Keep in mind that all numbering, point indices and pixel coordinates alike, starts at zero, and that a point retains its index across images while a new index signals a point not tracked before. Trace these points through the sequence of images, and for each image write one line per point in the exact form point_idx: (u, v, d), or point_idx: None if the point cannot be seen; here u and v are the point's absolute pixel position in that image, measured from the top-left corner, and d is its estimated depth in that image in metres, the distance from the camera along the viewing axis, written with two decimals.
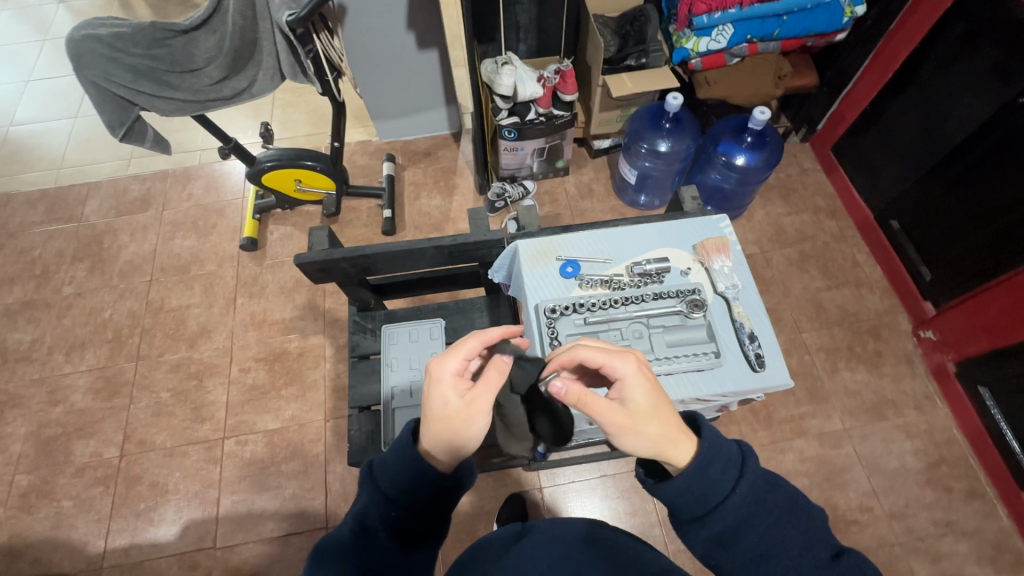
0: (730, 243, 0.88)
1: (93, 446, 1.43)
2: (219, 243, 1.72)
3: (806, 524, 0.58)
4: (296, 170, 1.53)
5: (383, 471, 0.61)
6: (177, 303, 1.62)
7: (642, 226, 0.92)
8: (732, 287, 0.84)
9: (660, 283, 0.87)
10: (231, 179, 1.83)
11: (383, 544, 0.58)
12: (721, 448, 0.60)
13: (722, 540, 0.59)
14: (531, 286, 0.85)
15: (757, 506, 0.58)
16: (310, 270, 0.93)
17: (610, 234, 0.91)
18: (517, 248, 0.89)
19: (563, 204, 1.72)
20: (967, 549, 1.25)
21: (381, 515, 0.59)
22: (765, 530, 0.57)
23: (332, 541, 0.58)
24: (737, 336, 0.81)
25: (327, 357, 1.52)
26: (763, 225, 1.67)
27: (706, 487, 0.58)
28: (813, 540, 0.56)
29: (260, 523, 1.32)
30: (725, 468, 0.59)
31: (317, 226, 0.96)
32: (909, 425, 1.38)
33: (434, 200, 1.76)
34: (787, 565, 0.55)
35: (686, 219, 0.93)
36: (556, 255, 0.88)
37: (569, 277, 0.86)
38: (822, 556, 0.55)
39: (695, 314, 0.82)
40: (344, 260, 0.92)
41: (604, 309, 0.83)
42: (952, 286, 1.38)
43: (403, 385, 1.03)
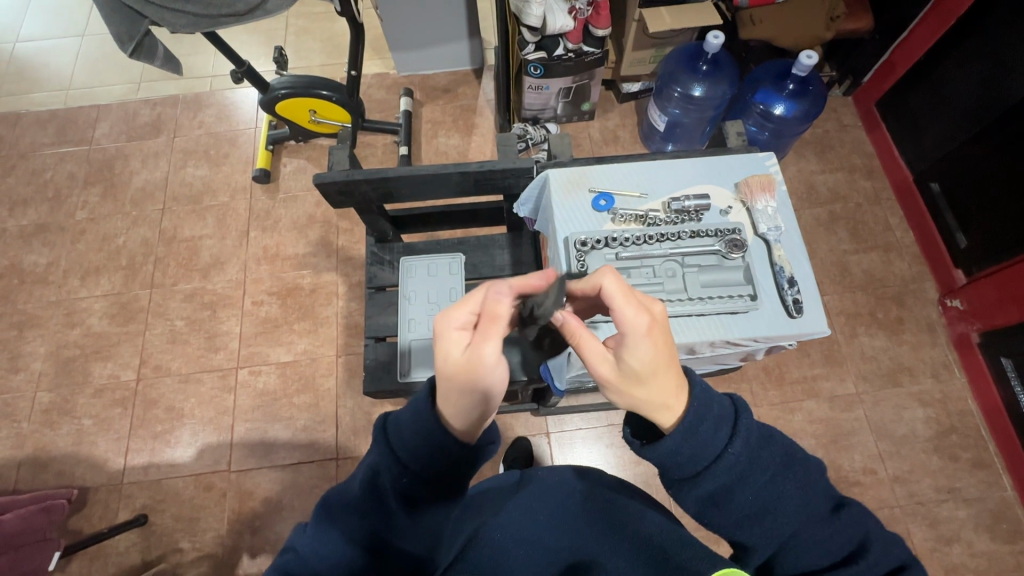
0: (775, 183, 0.83)
1: (110, 369, 1.46)
2: (231, 174, 1.68)
3: (803, 480, 0.56)
4: (311, 100, 1.47)
5: (397, 431, 0.58)
6: (190, 233, 1.61)
7: (682, 161, 0.87)
8: (774, 229, 0.80)
9: (698, 222, 0.83)
10: (243, 108, 1.77)
11: (393, 508, 0.57)
12: (712, 405, 0.57)
13: (714, 500, 0.56)
14: (562, 218, 0.82)
15: (752, 463, 0.56)
16: (329, 192, 0.90)
17: (647, 168, 0.87)
18: (548, 178, 0.85)
19: (586, 150, 1.65)
20: (966, 516, 1.26)
21: (392, 478, 0.57)
22: (758, 490, 0.55)
23: (343, 498, 0.58)
24: (775, 281, 0.78)
25: (340, 294, 1.51)
26: (794, 182, 1.60)
27: (696, 447, 0.55)
28: (812, 495, 0.56)
29: (273, 451, 1.36)
30: (716, 427, 0.56)
31: (338, 147, 0.92)
32: (922, 393, 1.36)
33: (452, 139, 1.70)
34: (785, 521, 0.55)
35: (729, 156, 0.88)
36: (589, 187, 0.84)
37: (601, 210, 0.82)
38: (820, 509, 0.56)
39: (734, 255, 0.78)
40: (364, 183, 0.88)
41: (637, 245, 0.79)
42: (988, 254, 1.32)
43: (420, 319, 1.02)
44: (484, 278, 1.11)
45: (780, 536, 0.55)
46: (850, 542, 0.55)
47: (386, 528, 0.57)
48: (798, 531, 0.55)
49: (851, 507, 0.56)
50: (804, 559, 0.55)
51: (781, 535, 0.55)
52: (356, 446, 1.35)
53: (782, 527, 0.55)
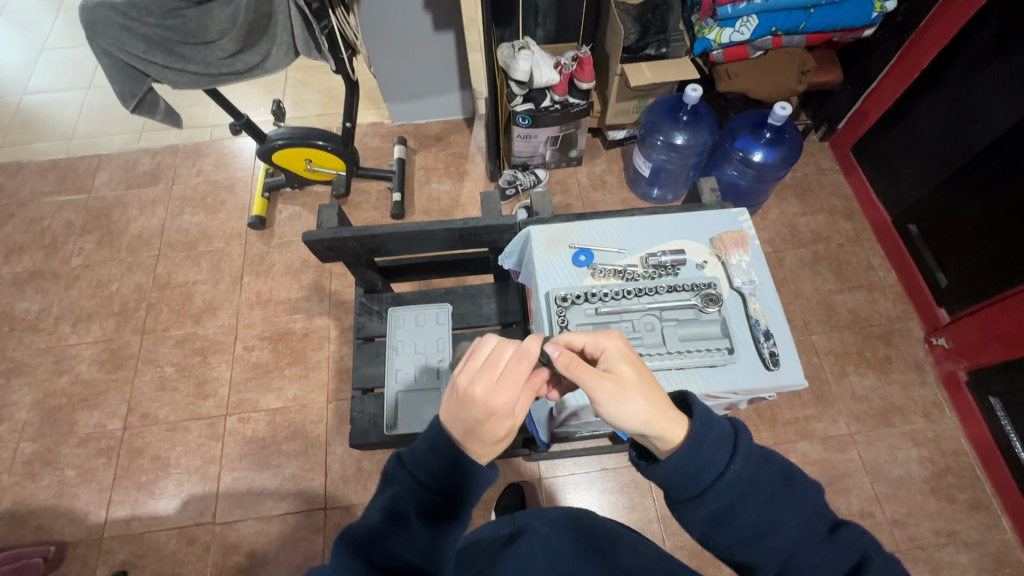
0: (748, 238, 0.86)
1: (97, 418, 1.44)
2: (227, 221, 1.71)
3: (803, 500, 0.56)
4: (307, 150, 1.52)
5: (415, 457, 0.57)
6: (184, 279, 1.62)
7: (657, 218, 0.90)
8: (748, 283, 0.83)
9: (675, 276, 0.85)
10: (241, 156, 1.82)
11: (415, 529, 0.54)
12: (713, 425, 0.57)
13: (718, 519, 0.56)
14: (543, 273, 0.84)
15: (752, 481, 0.56)
16: (319, 248, 0.92)
17: (625, 224, 0.90)
18: (529, 235, 0.88)
19: (575, 194, 1.70)
20: (968, 560, 1.23)
21: (413, 499, 0.55)
22: (759, 508, 0.55)
23: (362, 527, 0.52)
24: (752, 333, 0.80)
25: (331, 339, 1.52)
26: (777, 224, 1.64)
27: (699, 466, 0.56)
28: (808, 519, 0.56)
29: (259, 501, 1.33)
30: (718, 445, 0.57)
31: (327, 204, 0.94)
32: (915, 433, 1.36)
33: (444, 185, 1.74)
34: (781, 538, 0.55)
35: (703, 212, 0.91)
36: (569, 243, 0.87)
37: (581, 265, 0.85)
38: (817, 531, 0.55)
39: (710, 309, 0.80)
40: (353, 240, 0.91)
41: (617, 300, 0.81)
42: (969, 293, 1.35)
43: (407, 368, 1.03)
44: (471, 326, 1.12)
45: (782, 555, 0.55)
46: (848, 565, 0.53)
47: (410, 549, 0.53)
48: (796, 551, 0.54)
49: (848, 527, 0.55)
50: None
51: (783, 553, 0.55)
52: (345, 494, 1.33)
53: (782, 545, 0.55)
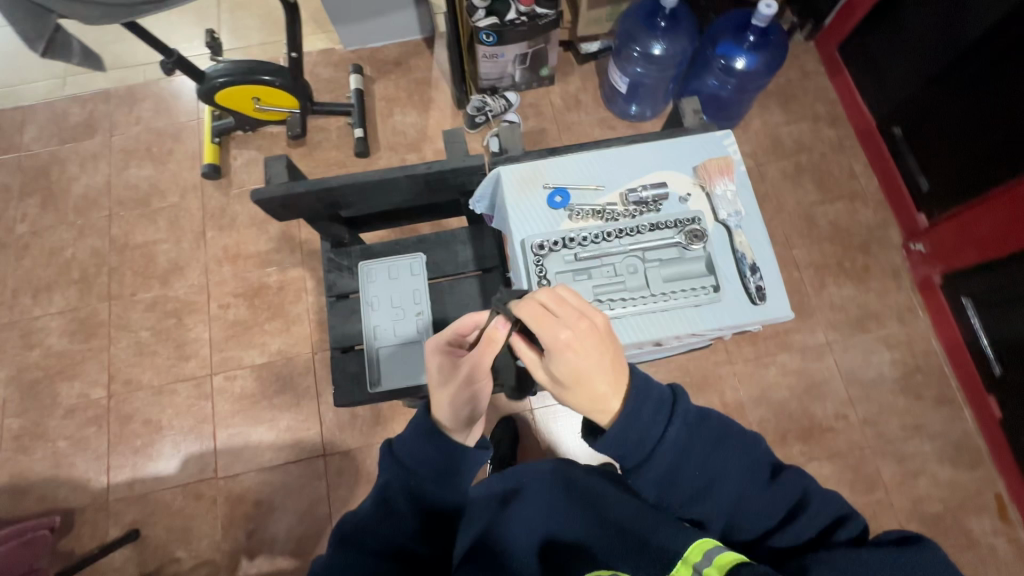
0: (733, 165, 0.84)
1: (79, 388, 1.41)
2: (178, 172, 1.59)
3: (745, 454, 0.61)
4: (253, 87, 1.38)
5: (403, 445, 0.65)
6: (144, 239, 1.53)
7: (642, 146, 0.86)
8: (734, 215, 0.82)
9: (657, 212, 0.84)
10: (183, 98, 1.65)
11: (404, 513, 0.62)
12: (651, 390, 0.61)
13: (667, 481, 0.60)
14: (518, 218, 0.82)
15: (691, 441, 0.60)
16: (271, 205, 0.87)
17: (606, 156, 0.85)
18: (500, 177, 0.84)
19: (549, 118, 1.60)
20: (931, 448, 1.33)
21: (401, 486, 0.63)
22: (701, 466, 0.60)
23: (356, 517, 0.61)
24: (738, 268, 0.80)
25: (309, 290, 1.47)
26: (760, 136, 1.58)
27: (640, 432, 0.60)
28: (750, 468, 0.61)
29: (258, 454, 1.35)
30: (657, 410, 0.60)
31: (274, 157, 0.89)
32: (889, 336, 1.41)
33: (408, 117, 1.62)
34: (726, 489, 0.60)
35: (687, 138, 0.87)
36: (544, 183, 0.83)
37: (558, 208, 0.82)
38: (761, 480, 0.61)
39: (694, 246, 0.80)
40: (307, 194, 0.86)
41: (596, 243, 0.81)
42: (949, 197, 1.34)
43: (386, 325, 1.01)
44: (449, 274, 1.08)
45: (728, 504, 0.60)
46: (789, 503, 0.60)
47: (396, 531, 0.61)
48: (739, 495, 0.60)
49: (785, 471, 0.61)
50: (752, 525, 0.60)
51: (728, 503, 0.60)
52: (342, 441, 1.35)
53: (728, 496, 0.60)
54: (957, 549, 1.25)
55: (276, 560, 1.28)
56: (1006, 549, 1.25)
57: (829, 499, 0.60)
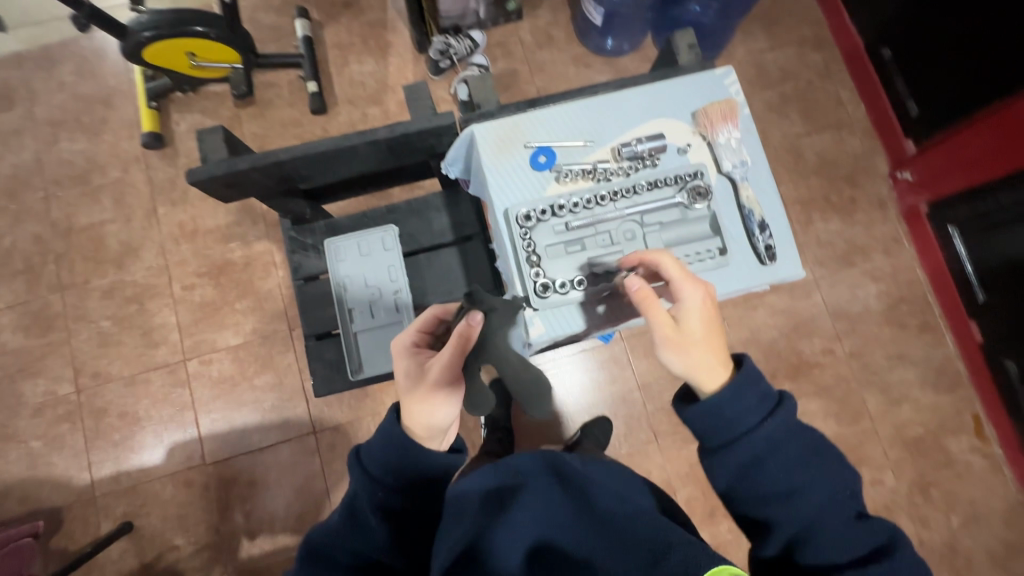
0: (736, 109, 0.82)
1: (44, 385, 1.33)
2: (116, 143, 1.44)
3: (840, 481, 0.62)
4: (185, 40, 1.22)
5: (369, 455, 0.66)
6: (89, 221, 1.40)
7: (637, 92, 0.84)
8: (739, 166, 0.81)
9: (654, 166, 0.83)
10: (108, 57, 1.47)
11: (372, 525, 0.63)
12: (761, 383, 0.65)
13: (747, 470, 0.63)
14: (502, 183, 0.80)
15: (785, 440, 0.63)
16: (216, 185, 0.82)
17: (595, 109, 0.83)
18: (475, 136, 0.81)
19: (519, 58, 1.48)
20: (914, 376, 1.36)
21: (368, 497, 0.64)
22: (785, 467, 0.62)
23: (326, 531, 0.63)
24: (746, 227, 0.80)
25: (277, 264, 1.38)
26: (744, 66, 1.49)
27: (735, 413, 0.63)
28: (840, 501, 0.61)
29: (245, 436, 1.31)
30: (760, 401, 0.64)
31: (209, 128, 0.82)
32: (875, 269, 1.40)
33: (366, 65, 1.48)
34: (812, 504, 0.61)
35: (682, 80, 0.85)
36: (525, 143, 0.81)
37: (543, 169, 0.81)
38: (847, 513, 0.60)
39: (697, 205, 0.80)
40: (253, 170, 0.80)
41: (590, 208, 0.80)
42: (937, 120, 1.29)
43: (361, 307, 0.98)
44: (425, 246, 1.03)
45: (806, 516, 0.60)
46: (870, 545, 0.59)
47: (365, 544, 0.62)
48: (818, 513, 0.60)
49: (870, 517, 0.61)
50: (828, 548, 0.59)
51: (806, 517, 0.60)
52: (331, 417, 1.32)
53: (807, 508, 0.60)
54: (937, 468, 1.31)
55: (278, 538, 1.27)
56: (981, 464, 1.31)
57: (922, 570, 0.58)
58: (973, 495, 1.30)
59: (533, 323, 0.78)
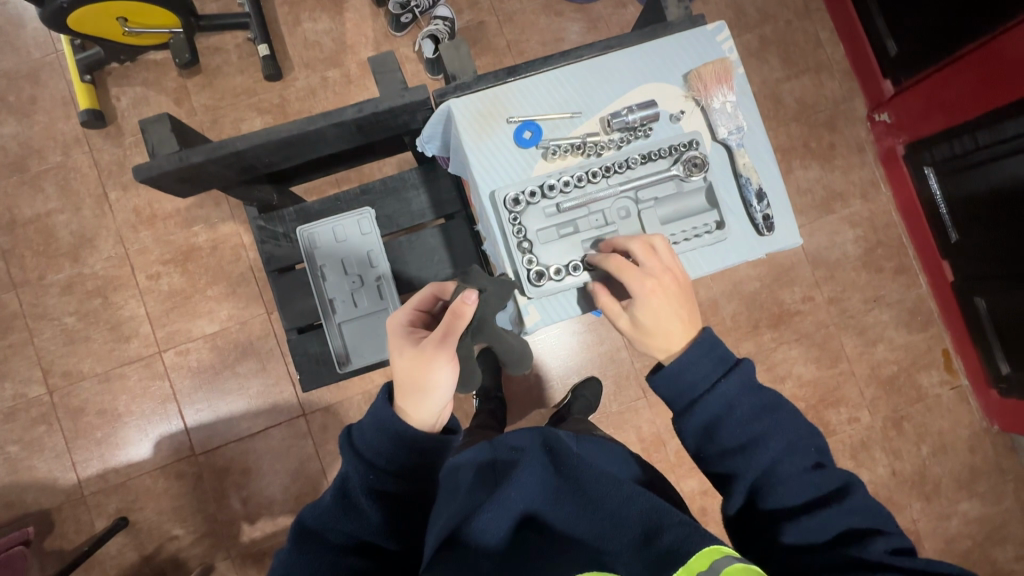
0: (731, 70, 0.78)
1: (12, 388, 1.28)
2: (51, 124, 1.31)
3: (797, 433, 0.62)
4: (113, 6, 1.10)
5: (362, 438, 0.64)
6: (34, 211, 1.30)
7: (624, 56, 0.80)
8: (735, 132, 0.78)
9: (647, 137, 0.80)
10: (28, 26, 1.32)
11: (365, 509, 0.60)
12: (716, 346, 0.65)
13: (710, 428, 0.63)
14: (487, 164, 0.77)
15: (744, 397, 0.63)
16: (166, 179, 0.76)
17: (582, 77, 0.79)
18: (453, 114, 0.77)
19: (487, 8, 1.38)
20: (889, 317, 1.40)
21: (361, 480, 0.62)
22: (748, 423, 0.62)
23: (317, 510, 0.61)
24: (743, 197, 0.78)
25: (247, 246, 1.32)
26: (721, 8, 1.42)
27: (691, 376, 0.64)
28: (800, 453, 0.61)
29: (233, 424, 1.29)
30: (714, 364, 0.64)
31: (153, 116, 0.74)
32: (853, 215, 1.41)
33: (320, 23, 1.36)
34: (771, 454, 0.61)
35: (672, 39, 0.81)
36: (508, 118, 0.77)
37: (529, 146, 0.77)
38: (806, 463, 0.61)
39: (693, 176, 0.77)
40: (209, 162, 0.75)
41: (581, 186, 0.77)
42: (915, 60, 1.27)
43: (343, 297, 0.95)
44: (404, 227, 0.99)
45: (764, 465, 0.61)
46: (830, 489, 0.60)
47: (357, 527, 0.60)
48: (777, 463, 0.60)
49: (824, 463, 0.62)
50: (785, 494, 0.59)
51: (766, 466, 0.61)
52: (320, 399, 1.30)
53: (767, 458, 0.61)
54: (909, 403, 1.38)
55: (278, 520, 1.28)
56: (950, 396, 1.38)
57: (873, 508, 0.59)
58: (942, 425, 1.37)
59: (528, 311, 0.77)
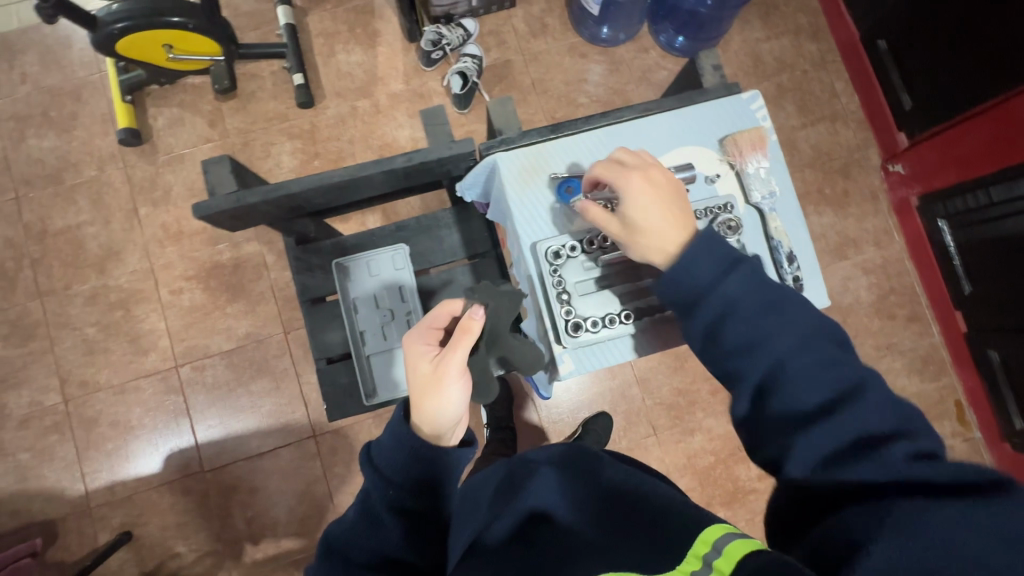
0: (766, 137, 0.82)
1: (28, 396, 1.29)
2: (89, 140, 1.36)
3: (815, 336, 0.58)
4: (161, 32, 1.15)
5: (380, 454, 0.63)
6: (65, 223, 1.34)
7: (662, 120, 0.84)
8: (768, 197, 0.81)
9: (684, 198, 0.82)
10: (75, 46, 1.38)
11: (386, 525, 0.59)
12: (715, 245, 0.64)
13: (713, 327, 0.62)
14: (526, 217, 0.80)
15: (747, 294, 0.61)
16: (220, 217, 0.79)
17: (621, 138, 0.83)
18: (498, 167, 0.81)
19: (513, 48, 1.44)
20: (901, 365, 1.40)
21: (381, 497, 0.61)
22: (751, 320, 0.59)
23: (343, 528, 0.61)
24: (775, 259, 0.80)
25: (269, 265, 1.34)
26: (740, 56, 1.47)
27: (685, 269, 0.64)
28: (819, 361, 0.56)
29: (244, 442, 1.29)
30: (713, 264, 0.63)
31: (214, 158, 0.79)
32: (866, 262, 1.43)
33: (353, 55, 1.41)
34: (777, 353, 0.57)
35: (709, 106, 0.85)
36: (549, 174, 0.81)
37: (568, 202, 0.80)
38: (822, 360, 0.56)
39: (728, 238, 0.78)
40: (263, 203, 0.78)
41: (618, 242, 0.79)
42: (931, 115, 1.30)
43: (373, 329, 0.98)
44: (435, 263, 1.03)
45: (774, 366, 0.57)
46: (849, 386, 0.54)
47: (380, 543, 0.59)
48: (784, 362, 0.57)
49: (846, 363, 0.56)
50: (798, 395, 0.55)
51: (775, 367, 0.57)
52: (331, 420, 1.31)
53: (776, 359, 0.57)
54: None
55: (281, 542, 1.27)
56: (963, 448, 1.37)
57: (898, 410, 0.53)
58: None
59: (562, 360, 0.78)
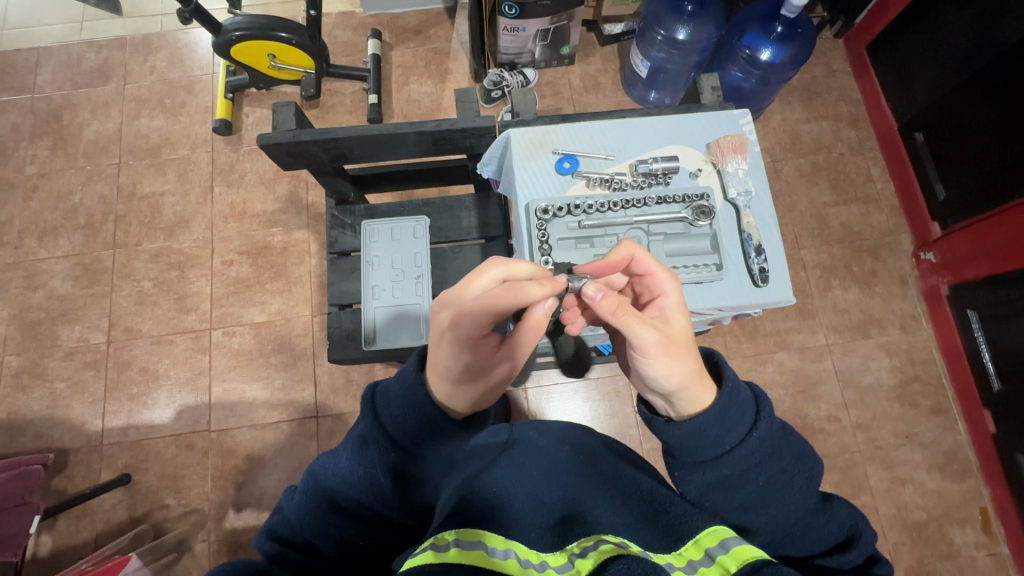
0: (748, 144, 0.89)
1: (78, 332, 1.42)
2: (189, 125, 1.58)
3: (811, 475, 0.62)
4: (269, 43, 1.36)
5: (389, 404, 0.60)
6: (151, 189, 1.53)
7: (660, 119, 0.93)
8: (743, 194, 0.87)
9: (666, 184, 0.90)
10: (199, 51, 1.64)
11: (381, 482, 0.59)
12: (740, 393, 0.62)
13: (725, 484, 0.61)
14: (526, 181, 0.88)
15: (769, 452, 0.61)
16: (277, 152, 0.91)
17: (617, 128, 0.92)
18: (509, 138, 0.90)
19: (566, 97, 1.59)
20: (921, 458, 1.32)
21: (380, 456, 0.59)
22: (769, 477, 0.61)
23: (333, 477, 0.60)
24: (744, 249, 0.86)
25: (312, 253, 1.47)
26: (778, 132, 1.56)
27: (722, 430, 0.61)
28: (801, 493, 0.61)
29: (252, 410, 1.36)
30: (742, 413, 0.61)
31: (283, 104, 0.92)
32: (890, 344, 1.40)
33: (424, 86, 1.60)
34: (782, 509, 0.61)
35: (704, 113, 0.93)
36: (553, 149, 0.90)
37: (565, 173, 0.89)
38: (814, 503, 0.62)
39: (700, 222, 0.86)
40: (313, 143, 0.90)
41: (602, 212, 0.87)
42: (961, 206, 1.32)
43: (383, 285, 1.05)
44: (450, 240, 1.13)
45: (779, 519, 0.61)
46: (842, 529, 0.61)
47: (369, 498, 0.59)
48: (790, 512, 0.61)
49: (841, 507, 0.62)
50: (801, 544, 0.61)
51: (781, 519, 0.61)
52: (334, 404, 1.36)
53: (784, 514, 0.61)
54: (938, 558, 1.26)
55: (263, 515, 1.30)
56: (986, 561, 1.25)
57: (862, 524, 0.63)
58: None
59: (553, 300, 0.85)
